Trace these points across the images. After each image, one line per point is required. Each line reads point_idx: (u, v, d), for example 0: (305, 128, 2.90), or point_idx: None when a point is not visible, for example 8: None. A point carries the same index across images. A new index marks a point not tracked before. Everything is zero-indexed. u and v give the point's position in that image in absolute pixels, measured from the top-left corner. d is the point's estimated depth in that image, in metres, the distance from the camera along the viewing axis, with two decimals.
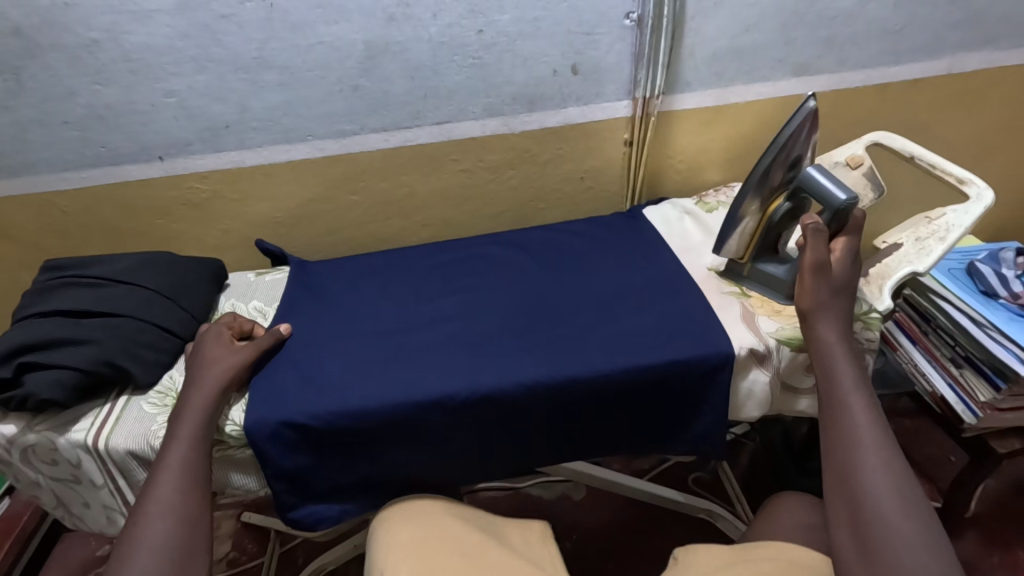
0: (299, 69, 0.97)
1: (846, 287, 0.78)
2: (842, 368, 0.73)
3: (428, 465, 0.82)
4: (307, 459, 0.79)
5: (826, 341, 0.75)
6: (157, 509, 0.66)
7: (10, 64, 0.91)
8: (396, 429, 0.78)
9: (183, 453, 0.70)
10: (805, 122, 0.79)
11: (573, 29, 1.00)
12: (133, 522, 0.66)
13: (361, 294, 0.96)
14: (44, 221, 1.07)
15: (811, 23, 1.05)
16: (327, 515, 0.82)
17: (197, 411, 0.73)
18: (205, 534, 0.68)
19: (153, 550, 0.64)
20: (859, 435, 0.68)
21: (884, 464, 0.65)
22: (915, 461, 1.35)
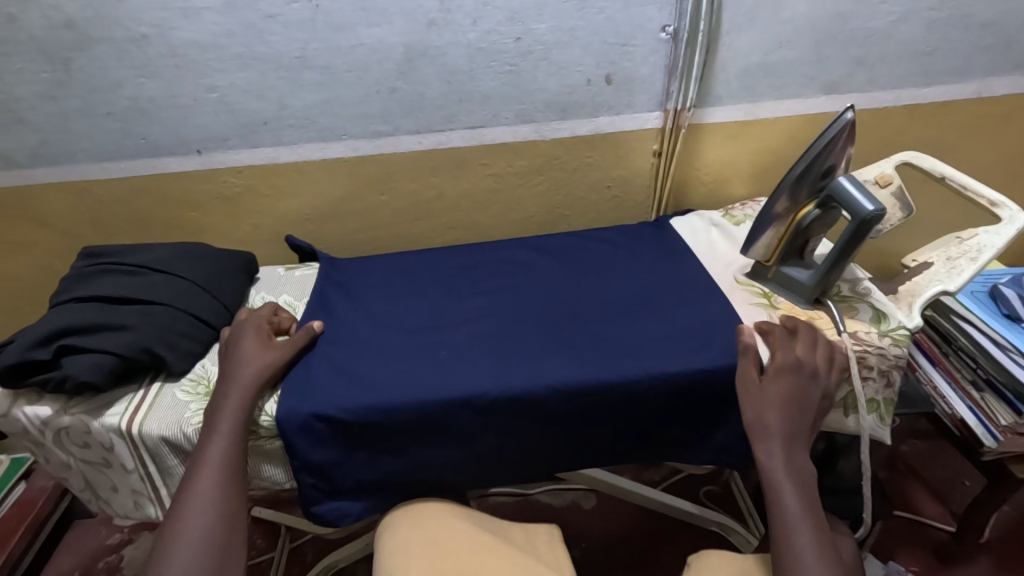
0: (338, 70, 0.99)
1: (789, 399, 0.74)
2: (790, 495, 0.70)
3: (452, 465, 0.83)
4: (333, 454, 0.79)
5: (770, 464, 0.72)
6: (199, 504, 0.68)
7: (60, 56, 0.93)
8: (423, 427, 0.79)
9: (223, 448, 0.72)
10: (841, 134, 0.79)
11: (608, 40, 1.02)
12: (175, 514, 0.68)
13: (390, 293, 0.97)
14: (80, 208, 1.08)
15: (843, 42, 1.06)
16: (348, 511, 0.83)
17: (237, 405, 0.75)
18: (244, 529, 0.70)
19: (194, 544, 0.66)
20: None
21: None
22: (928, 483, 1.34)
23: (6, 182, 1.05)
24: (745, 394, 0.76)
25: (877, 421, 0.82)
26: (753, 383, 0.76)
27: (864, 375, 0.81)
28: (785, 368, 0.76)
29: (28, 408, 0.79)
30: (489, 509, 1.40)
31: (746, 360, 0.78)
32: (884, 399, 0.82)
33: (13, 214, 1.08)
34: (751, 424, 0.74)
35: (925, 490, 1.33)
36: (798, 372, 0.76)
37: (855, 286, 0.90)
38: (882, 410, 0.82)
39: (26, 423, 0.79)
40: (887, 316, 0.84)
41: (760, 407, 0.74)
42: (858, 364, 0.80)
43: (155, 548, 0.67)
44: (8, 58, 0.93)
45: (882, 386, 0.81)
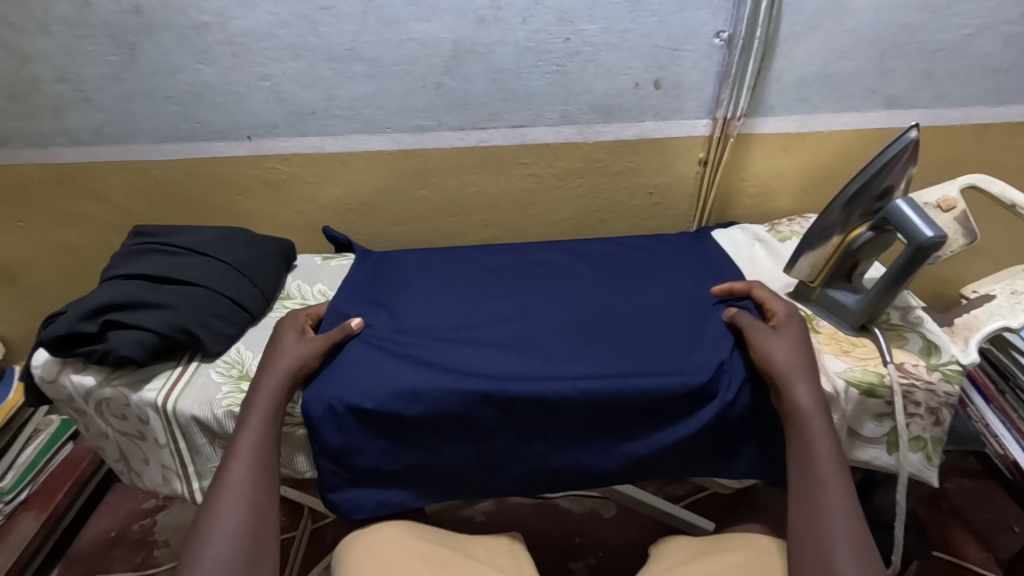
0: (386, 64, 1.00)
1: (800, 346, 0.77)
2: (823, 439, 0.70)
3: (469, 466, 0.83)
4: (353, 442, 0.79)
5: (804, 403, 0.71)
6: (229, 501, 0.69)
7: (126, 40, 0.97)
8: (443, 424, 0.80)
9: (255, 439, 0.74)
10: (904, 153, 0.74)
11: (660, 43, 0.99)
12: (206, 510, 0.69)
13: (417, 288, 0.97)
14: (136, 187, 1.13)
15: (909, 55, 1.00)
16: (364, 504, 0.82)
17: (269, 393, 0.77)
18: (272, 530, 0.70)
19: (227, 537, 0.67)
20: (837, 523, 0.65)
21: (860, 552, 0.63)
22: (970, 525, 1.26)
23: (71, 158, 1.10)
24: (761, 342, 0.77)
25: (923, 460, 0.78)
26: (764, 330, 0.79)
27: (910, 411, 0.76)
28: (786, 320, 0.80)
29: (74, 376, 0.83)
30: (508, 509, 1.40)
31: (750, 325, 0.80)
32: (931, 437, 0.77)
33: (76, 189, 1.14)
34: (780, 367, 0.74)
35: (967, 532, 1.25)
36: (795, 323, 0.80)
37: (906, 314, 0.85)
38: (929, 449, 0.77)
39: (71, 390, 0.84)
40: (939, 349, 0.79)
41: (784, 350, 0.76)
42: (904, 399, 0.76)
43: (189, 546, 0.67)
44: (79, 41, 0.97)
45: (929, 423, 0.77)
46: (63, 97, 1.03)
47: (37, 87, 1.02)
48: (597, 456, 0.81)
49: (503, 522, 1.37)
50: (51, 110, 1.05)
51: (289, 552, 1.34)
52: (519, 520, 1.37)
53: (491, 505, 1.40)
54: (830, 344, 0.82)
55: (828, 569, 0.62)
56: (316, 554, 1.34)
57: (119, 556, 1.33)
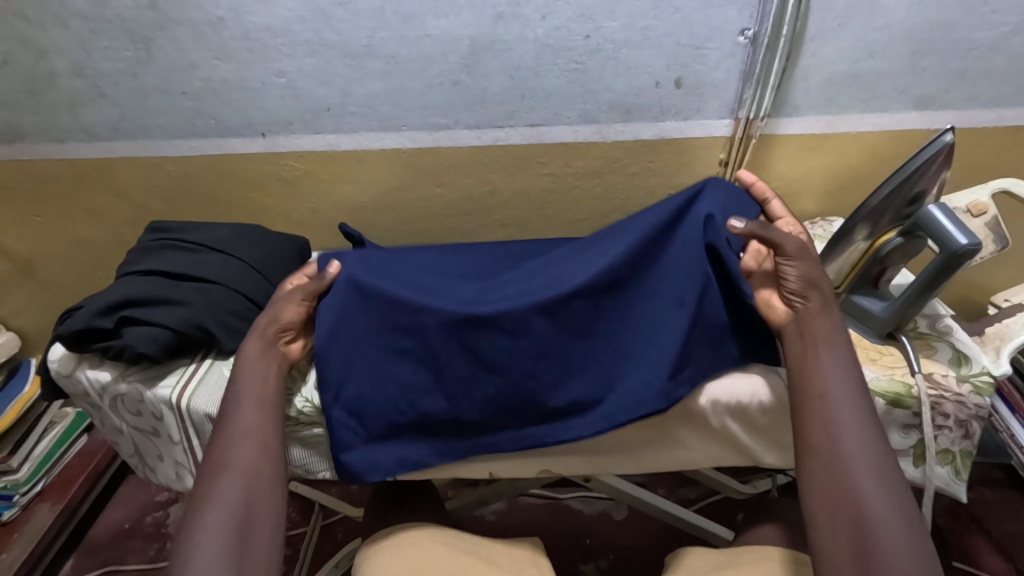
0: (403, 60, 0.99)
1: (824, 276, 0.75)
2: (843, 363, 0.67)
3: (490, 426, 0.79)
4: (363, 399, 0.79)
5: (829, 330, 0.70)
6: (224, 466, 0.69)
7: (142, 35, 0.97)
8: (461, 360, 0.78)
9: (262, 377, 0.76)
10: (938, 157, 0.72)
11: (682, 41, 0.97)
12: (202, 478, 0.68)
13: (434, 257, 0.97)
14: (151, 183, 1.13)
15: (942, 54, 0.97)
16: (378, 464, 0.79)
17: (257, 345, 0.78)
18: (274, 490, 0.70)
19: (223, 503, 0.66)
20: (852, 445, 0.63)
21: (882, 473, 0.61)
22: (992, 536, 1.23)
23: (87, 153, 1.10)
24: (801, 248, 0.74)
25: (951, 474, 0.75)
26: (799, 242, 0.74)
27: (938, 423, 0.74)
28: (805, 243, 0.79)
29: (90, 372, 0.84)
30: (519, 509, 1.39)
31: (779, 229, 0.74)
32: (960, 451, 0.75)
33: (92, 184, 1.14)
34: (811, 295, 0.72)
35: (989, 544, 1.22)
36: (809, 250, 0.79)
37: (934, 323, 0.83)
38: (957, 462, 0.75)
39: (87, 385, 0.85)
40: (969, 359, 0.77)
41: (817, 275, 0.73)
42: (932, 410, 0.73)
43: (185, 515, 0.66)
44: (95, 35, 0.97)
45: (958, 436, 0.74)
46: (80, 92, 1.03)
47: (53, 82, 1.02)
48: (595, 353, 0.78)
49: (513, 522, 1.36)
50: (67, 106, 1.05)
51: (299, 548, 1.34)
52: (529, 521, 1.36)
53: (501, 505, 1.40)
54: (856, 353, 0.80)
55: (849, 489, 0.61)
56: (326, 550, 1.34)
57: (133, 547, 1.34)
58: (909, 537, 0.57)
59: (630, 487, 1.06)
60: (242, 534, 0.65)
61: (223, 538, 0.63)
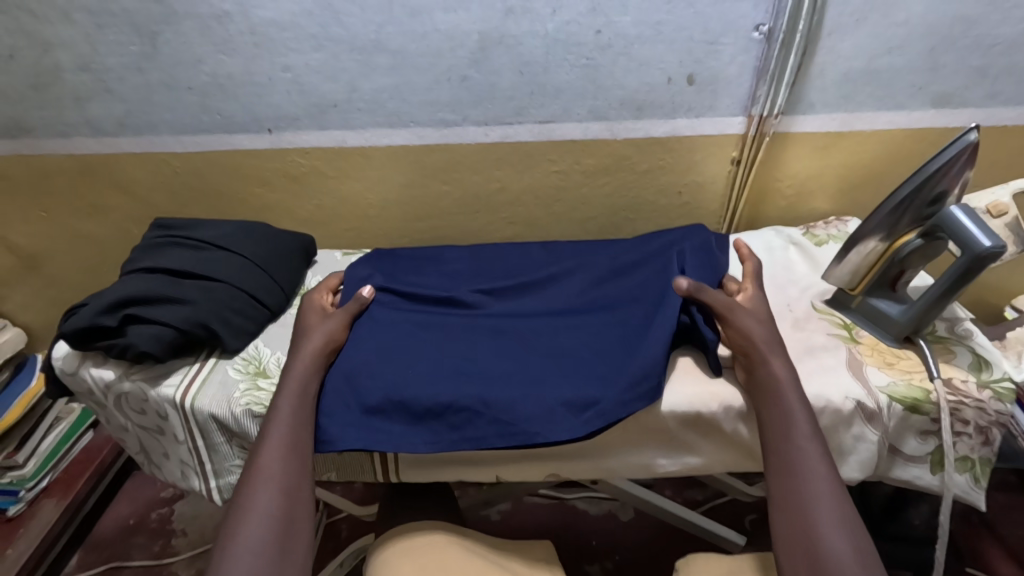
0: (411, 56, 0.97)
1: (770, 326, 0.77)
2: (799, 408, 0.68)
3: (473, 415, 0.73)
4: (367, 374, 0.77)
5: (782, 379, 0.70)
6: (262, 478, 0.67)
7: (147, 29, 0.96)
8: (476, 353, 0.81)
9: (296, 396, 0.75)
10: (962, 156, 0.70)
11: (695, 37, 0.95)
12: (240, 491, 0.66)
13: (459, 276, 0.98)
14: (156, 178, 1.12)
15: (962, 50, 0.95)
16: (355, 436, 0.73)
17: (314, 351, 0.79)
18: (306, 505, 0.67)
19: (260, 518, 0.64)
20: (818, 486, 0.62)
21: (841, 518, 0.59)
22: (1007, 543, 1.20)
23: (93, 148, 1.09)
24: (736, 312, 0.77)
25: (970, 482, 0.74)
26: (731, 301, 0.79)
27: (956, 430, 0.72)
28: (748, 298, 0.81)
29: (94, 370, 0.83)
30: (524, 509, 1.38)
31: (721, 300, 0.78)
32: (980, 459, 0.73)
33: (97, 180, 1.13)
34: (758, 344, 0.73)
35: (1003, 550, 1.19)
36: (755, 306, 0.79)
37: (953, 326, 0.81)
38: (977, 470, 0.73)
39: (91, 384, 0.84)
40: (990, 364, 0.75)
41: (758, 329, 0.75)
42: (950, 417, 0.72)
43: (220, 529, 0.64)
44: (100, 30, 0.96)
45: (977, 443, 0.73)
46: (85, 87, 1.02)
47: (58, 77, 1.01)
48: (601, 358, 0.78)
49: (517, 522, 1.35)
50: (72, 100, 1.04)
51: None
52: (534, 521, 1.35)
53: (506, 506, 1.38)
54: (873, 356, 0.78)
55: (810, 532, 0.59)
56: (330, 548, 1.33)
57: (138, 543, 1.33)
58: None
59: (640, 490, 1.06)
60: (277, 549, 0.62)
61: (256, 555, 0.61)
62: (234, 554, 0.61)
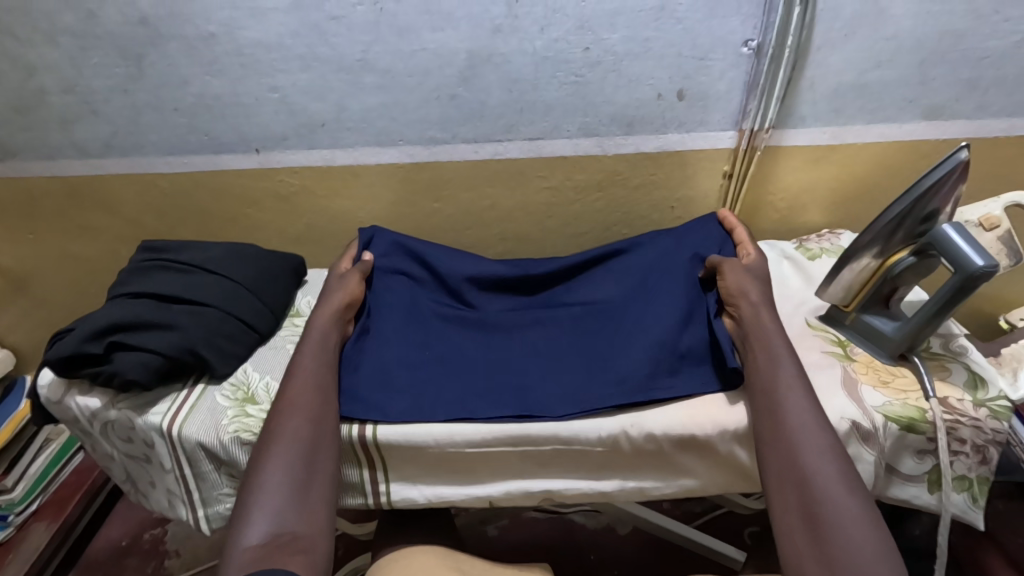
0: (399, 74, 0.97)
1: (761, 282, 0.83)
2: (785, 358, 0.72)
3: (457, 406, 0.78)
4: (375, 360, 0.83)
5: (768, 327, 0.76)
6: (292, 407, 0.72)
7: (133, 51, 0.95)
8: (465, 349, 0.86)
9: (314, 356, 0.79)
10: (952, 173, 0.70)
11: (684, 53, 0.95)
12: (274, 418, 0.72)
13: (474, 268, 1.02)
14: (143, 199, 1.11)
15: (951, 63, 0.95)
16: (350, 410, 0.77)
17: (325, 312, 0.84)
18: (332, 433, 0.73)
19: (290, 443, 0.69)
20: (807, 431, 0.66)
21: (830, 460, 0.64)
22: (1008, 552, 1.17)
23: (79, 170, 1.08)
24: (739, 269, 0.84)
25: (967, 501, 0.73)
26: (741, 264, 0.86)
27: (954, 449, 0.72)
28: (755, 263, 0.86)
29: (79, 399, 0.82)
30: (522, 524, 1.36)
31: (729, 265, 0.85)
32: (977, 477, 0.73)
33: (84, 201, 1.12)
34: (749, 300, 0.80)
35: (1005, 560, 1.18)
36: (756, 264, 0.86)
37: (948, 343, 0.81)
38: (975, 489, 0.73)
39: (76, 412, 0.83)
40: (985, 382, 0.74)
41: (751, 286, 0.81)
42: (947, 436, 0.71)
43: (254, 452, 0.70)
44: (85, 52, 0.95)
45: (975, 462, 0.72)
46: (71, 109, 1.01)
47: (44, 100, 1.00)
48: (595, 376, 0.81)
49: (516, 538, 1.33)
50: (58, 123, 1.03)
51: None
52: (532, 538, 1.33)
53: (504, 522, 1.37)
54: (867, 374, 0.77)
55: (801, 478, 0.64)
56: None
57: (131, 565, 1.31)
58: (858, 523, 0.59)
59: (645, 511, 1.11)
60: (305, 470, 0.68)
61: (289, 471, 0.67)
62: (268, 473, 0.67)
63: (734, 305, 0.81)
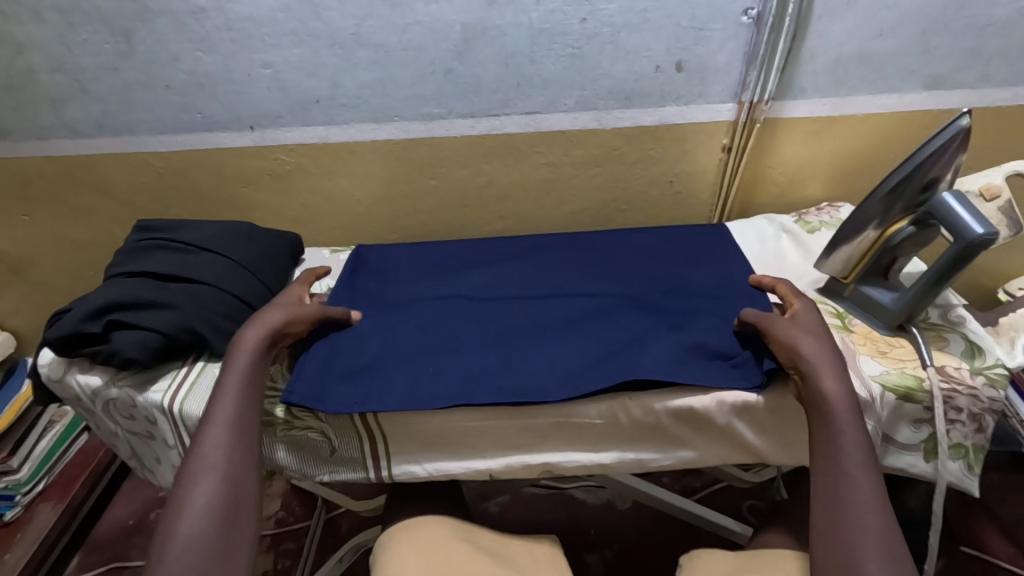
0: (394, 49, 0.95)
1: (826, 343, 0.72)
2: (850, 434, 0.64)
3: (454, 383, 0.78)
4: (361, 350, 0.83)
5: (835, 395, 0.66)
6: (201, 466, 0.65)
7: (122, 27, 0.93)
8: (455, 329, 0.87)
9: (234, 404, 0.70)
10: (953, 141, 0.69)
11: (683, 24, 0.93)
12: (179, 481, 0.64)
13: (460, 258, 1.03)
14: (138, 180, 1.10)
15: (954, 31, 0.93)
16: (345, 396, 0.77)
17: (250, 348, 0.75)
18: (251, 493, 0.66)
19: (196, 514, 0.62)
20: (864, 522, 0.59)
21: (889, 558, 0.57)
22: (999, 520, 1.19)
23: (72, 150, 1.07)
24: (784, 326, 0.74)
25: (963, 470, 0.74)
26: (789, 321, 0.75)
27: (950, 417, 0.72)
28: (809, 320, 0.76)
29: (80, 377, 0.82)
30: (522, 501, 1.38)
31: (776, 322, 0.75)
32: (973, 446, 0.73)
33: (78, 182, 1.11)
34: (807, 362, 0.69)
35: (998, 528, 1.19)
36: (813, 323, 0.76)
37: (946, 313, 0.81)
38: (971, 458, 0.73)
39: (78, 390, 0.83)
40: (982, 351, 0.75)
41: (809, 345, 0.71)
42: (944, 404, 0.71)
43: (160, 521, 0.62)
44: (74, 29, 0.94)
45: (971, 430, 0.72)
46: (62, 88, 1.00)
47: (33, 78, 0.99)
48: (602, 357, 0.80)
49: (517, 515, 1.35)
50: (49, 102, 1.02)
51: (304, 542, 1.36)
52: (533, 514, 1.35)
53: (505, 498, 1.39)
54: (866, 346, 0.77)
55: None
56: (330, 544, 1.35)
57: (137, 544, 1.32)
58: None
59: (651, 488, 1.12)
60: (219, 546, 0.61)
61: (201, 546, 0.60)
62: (175, 547, 0.59)
63: (788, 365, 0.72)
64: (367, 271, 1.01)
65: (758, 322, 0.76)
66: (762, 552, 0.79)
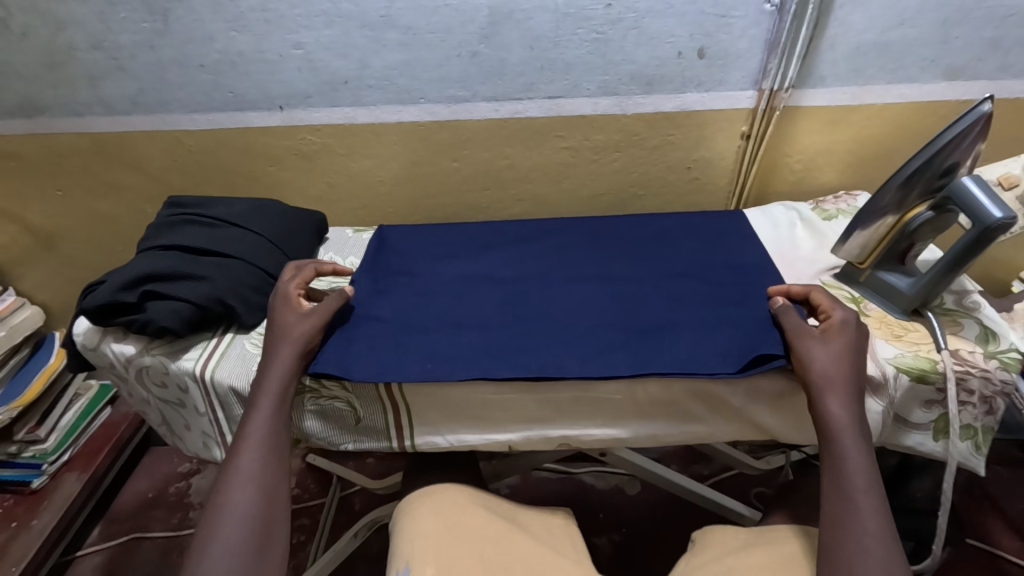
0: (421, 31, 0.97)
1: (848, 357, 0.71)
2: (857, 452, 0.66)
3: (476, 357, 0.80)
4: (385, 327, 0.86)
5: (840, 416, 0.68)
6: (238, 478, 0.69)
7: (159, 6, 0.96)
8: (477, 308, 0.89)
9: (268, 422, 0.73)
10: (974, 126, 0.71)
11: (705, 10, 0.95)
12: (217, 491, 0.69)
13: (480, 240, 1.05)
14: (169, 157, 1.13)
15: (975, 21, 0.94)
16: (368, 364, 0.79)
17: (284, 363, 0.76)
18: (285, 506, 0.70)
19: (235, 526, 0.66)
20: (864, 536, 0.62)
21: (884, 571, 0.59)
22: (1006, 514, 1.21)
23: (107, 127, 1.10)
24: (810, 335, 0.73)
25: (971, 450, 0.75)
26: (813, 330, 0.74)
27: (962, 399, 0.73)
28: (839, 327, 0.74)
29: (115, 345, 0.86)
30: (532, 484, 1.41)
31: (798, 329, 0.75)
32: (982, 427, 0.74)
33: (111, 159, 1.15)
34: (825, 377, 0.70)
35: (1005, 521, 1.20)
36: (850, 330, 0.74)
37: (961, 298, 0.83)
38: (979, 439, 0.75)
39: (113, 358, 0.86)
40: (997, 336, 0.76)
41: (828, 360, 0.71)
42: (957, 386, 0.73)
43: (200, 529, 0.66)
44: (113, 7, 0.97)
45: (982, 413, 0.74)
46: (99, 65, 1.03)
47: (72, 55, 1.02)
48: (620, 337, 0.82)
49: (526, 496, 1.38)
50: (86, 79, 1.05)
51: (319, 518, 1.40)
52: (543, 495, 1.38)
53: (515, 480, 1.41)
54: (883, 330, 0.79)
55: None
56: (344, 520, 1.39)
57: (157, 516, 1.36)
58: None
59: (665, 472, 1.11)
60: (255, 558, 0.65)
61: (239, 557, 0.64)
62: (216, 555, 0.64)
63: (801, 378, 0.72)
64: (392, 250, 1.04)
65: (788, 322, 0.77)
66: (774, 527, 0.80)
